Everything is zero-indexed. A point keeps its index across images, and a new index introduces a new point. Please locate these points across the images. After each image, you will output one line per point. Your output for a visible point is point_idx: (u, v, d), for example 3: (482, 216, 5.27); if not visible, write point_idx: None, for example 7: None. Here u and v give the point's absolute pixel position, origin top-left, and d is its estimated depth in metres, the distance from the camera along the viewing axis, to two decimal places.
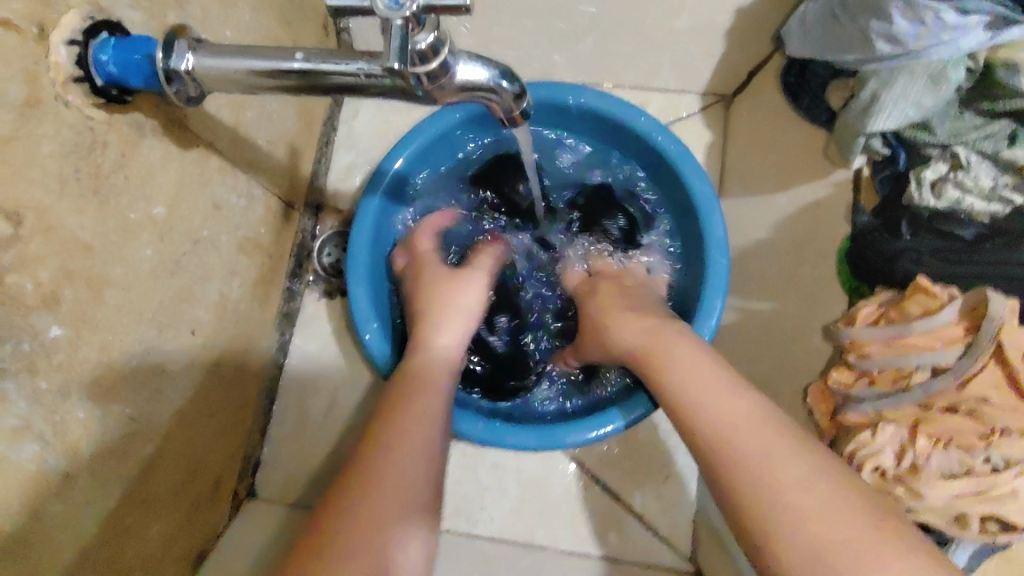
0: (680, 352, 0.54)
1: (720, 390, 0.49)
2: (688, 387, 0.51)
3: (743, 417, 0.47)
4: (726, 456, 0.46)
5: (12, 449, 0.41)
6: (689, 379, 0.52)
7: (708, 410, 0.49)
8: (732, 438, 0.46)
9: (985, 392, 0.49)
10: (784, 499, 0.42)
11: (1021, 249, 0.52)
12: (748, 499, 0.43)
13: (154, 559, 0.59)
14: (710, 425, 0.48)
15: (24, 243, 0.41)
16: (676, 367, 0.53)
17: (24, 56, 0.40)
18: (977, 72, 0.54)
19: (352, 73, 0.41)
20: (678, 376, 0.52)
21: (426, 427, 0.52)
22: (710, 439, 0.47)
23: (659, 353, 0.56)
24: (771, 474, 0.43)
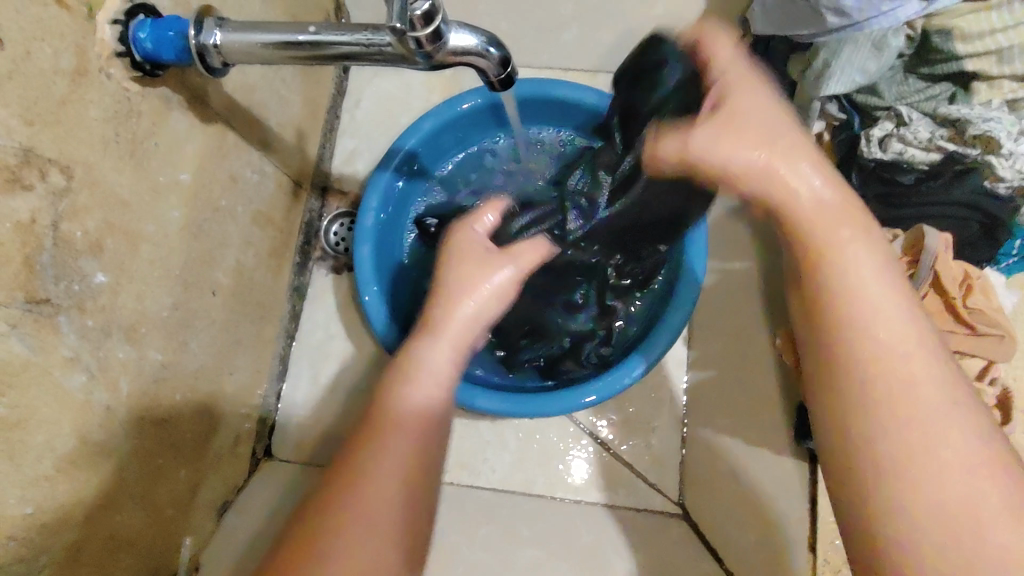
0: (853, 243, 0.43)
1: (889, 306, 0.41)
2: (861, 290, 0.41)
3: (919, 350, 0.40)
4: (894, 383, 0.39)
5: (64, 377, 0.48)
6: (865, 278, 0.41)
7: (878, 324, 0.40)
8: (900, 366, 0.39)
9: (925, 318, 0.66)
10: (935, 447, 0.37)
11: (954, 187, 0.67)
12: (884, 433, 0.38)
13: (183, 499, 0.65)
14: (876, 346, 0.40)
15: (75, 194, 0.48)
16: (848, 259, 0.42)
17: (76, 33, 0.47)
18: (915, 39, 0.68)
19: (358, 42, 0.48)
20: (850, 268, 0.42)
21: (391, 478, 0.44)
22: (867, 352, 0.39)
23: (835, 235, 0.43)
24: (939, 422, 0.37)
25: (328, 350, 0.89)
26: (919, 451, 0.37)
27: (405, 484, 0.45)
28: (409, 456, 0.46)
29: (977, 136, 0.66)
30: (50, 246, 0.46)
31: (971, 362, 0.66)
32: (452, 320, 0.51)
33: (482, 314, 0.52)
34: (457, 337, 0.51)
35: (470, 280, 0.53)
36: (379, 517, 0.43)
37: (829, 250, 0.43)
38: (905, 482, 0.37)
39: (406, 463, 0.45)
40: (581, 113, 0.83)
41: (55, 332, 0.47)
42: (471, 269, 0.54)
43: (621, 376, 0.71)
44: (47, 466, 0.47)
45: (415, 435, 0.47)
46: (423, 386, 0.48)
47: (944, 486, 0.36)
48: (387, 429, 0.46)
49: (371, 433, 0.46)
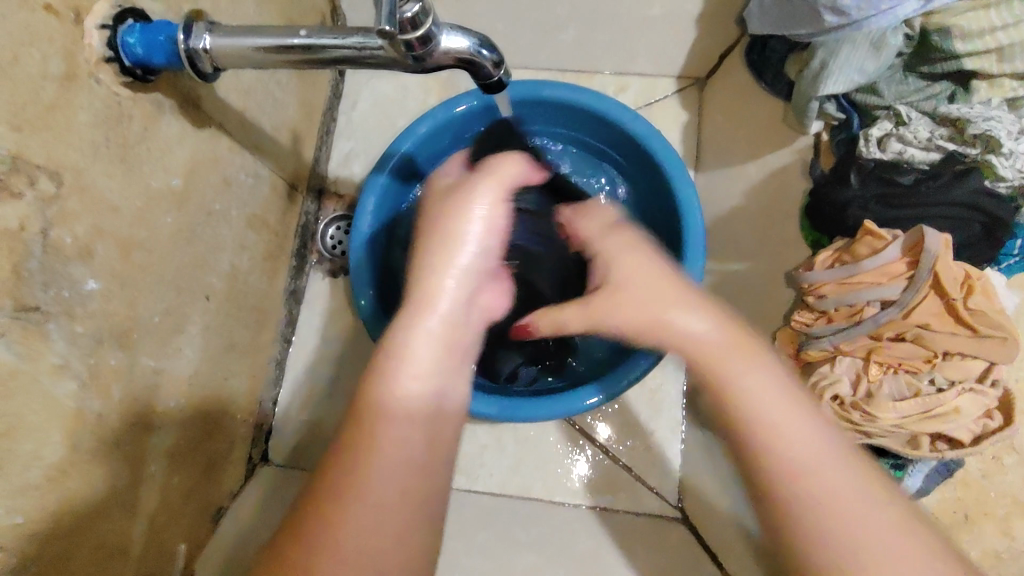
0: (746, 361, 0.42)
1: (792, 428, 0.39)
2: (759, 414, 0.40)
3: (824, 451, 0.38)
4: (806, 506, 0.37)
5: (53, 385, 0.47)
6: (762, 393, 0.40)
7: (778, 434, 0.39)
8: (803, 479, 0.37)
9: (926, 319, 0.65)
10: (876, 571, 0.35)
11: (953, 188, 0.66)
12: (819, 564, 0.36)
13: (177, 507, 0.64)
14: (774, 460, 0.38)
15: (64, 201, 0.47)
16: (744, 383, 0.41)
17: (64, 37, 0.46)
18: (914, 37, 0.68)
19: (350, 46, 0.47)
20: (747, 394, 0.40)
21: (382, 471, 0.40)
22: (783, 478, 0.38)
23: (728, 363, 0.42)
24: (876, 537, 0.36)
25: (325, 354, 0.88)
26: (858, 569, 0.35)
27: (399, 474, 0.40)
28: (403, 449, 0.41)
29: (977, 135, 0.66)
30: (39, 253, 0.45)
31: (973, 364, 0.65)
32: (425, 288, 0.47)
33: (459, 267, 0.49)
34: (433, 302, 0.47)
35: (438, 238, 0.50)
36: (366, 537, 0.37)
37: (721, 367, 0.42)
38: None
39: (394, 459, 0.40)
40: (573, 113, 0.83)
41: (44, 340, 0.46)
42: (464, 212, 0.52)
43: (620, 381, 0.71)
44: (37, 475, 0.46)
45: (399, 425, 0.41)
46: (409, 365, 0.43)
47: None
48: (376, 421, 0.41)
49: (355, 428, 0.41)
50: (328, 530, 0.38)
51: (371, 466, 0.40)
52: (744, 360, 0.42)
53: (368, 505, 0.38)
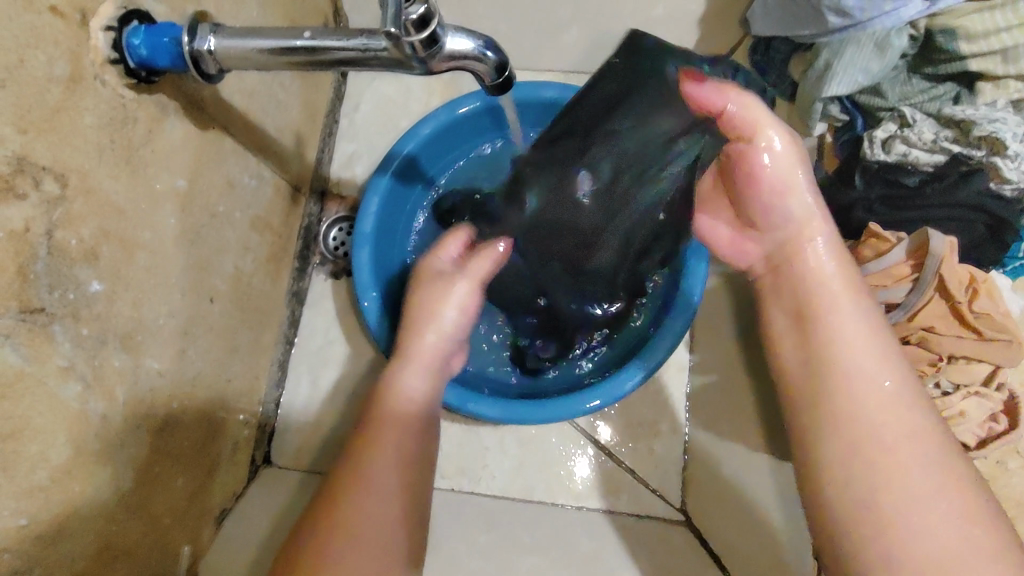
0: (850, 311, 0.54)
1: (869, 370, 0.51)
2: (837, 349, 0.52)
3: (896, 402, 0.49)
4: (858, 418, 0.49)
5: (59, 386, 0.47)
6: (850, 333, 0.52)
7: (851, 375, 0.51)
8: (890, 415, 0.49)
9: (931, 322, 0.65)
10: (905, 486, 0.46)
11: (957, 191, 0.66)
12: (854, 473, 0.48)
13: (182, 507, 0.64)
14: (852, 394, 0.50)
15: (69, 203, 0.48)
16: (835, 319, 0.54)
17: (70, 40, 0.46)
18: (918, 38, 0.68)
19: (354, 47, 0.48)
20: (837, 334, 0.53)
21: (383, 467, 0.55)
22: (870, 399, 0.49)
23: (830, 308, 0.54)
24: (912, 473, 0.46)
25: (328, 355, 0.88)
26: (888, 490, 0.46)
27: (397, 474, 0.55)
28: (397, 451, 0.56)
29: (982, 137, 0.65)
30: (44, 255, 0.46)
31: (977, 368, 0.65)
32: (419, 347, 0.63)
33: (444, 336, 0.64)
34: (426, 359, 0.63)
35: (432, 313, 0.64)
36: (364, 521, 0.51)
37: (819, 315, 0.54)
38: (876, 519, 0.46)
39: (392, 456, 0.56)
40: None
41: (50, 341, 0.47)
42: (445, 295, 0.65)
43: (628, 380, 0.71)
44: (43, 476, 0.47)
45: (397, 433, 0.57)
46: (408, 382, 0.61)
47: (916, 517, 0.45)
48: (382, 422, 0.57)
49: (367, 438, 0.56)
50: (346, 515, 0.52)
51: (372, 468, 0.54)
52: (849, 303, 0.54)
53: (366, 500, 0.52)
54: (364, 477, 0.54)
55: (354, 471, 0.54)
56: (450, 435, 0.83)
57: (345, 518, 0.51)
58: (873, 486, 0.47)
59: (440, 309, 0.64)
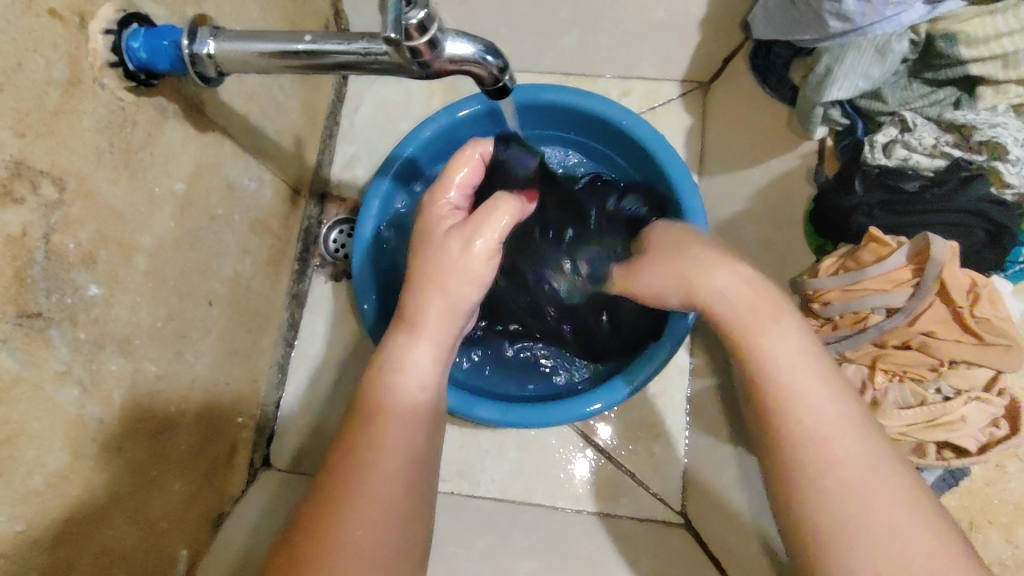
0: (778, 332, 0.47)
1: (813, 386, 0.45)
2: (784, 370, 0.46)
3: (843, 433, 0.43)
4: (813, 464, 0.43)
5: (56, 391, 0.47)
6: (787, 363, 0.46)
7: (799, 415, 0.44)
8: (839, 453, 0.43)
9: (931, 327, 0.65)
10: (873, 536, 0.40)
11: (956, 196, 0.66)
12: (821, 528, 0.41)
13: (179, 512, 0.64)
14: (798, 441, 0.44)
15: (67, 206, 0.47)
16: (771, 345, 0.47)
17: (68, 43, 0.46)
18: (919, 43, 0.67)
19: (355, 51, 0.47)
20: (777, 368, 0.46)
21: (389, 469, 0.47)
22: (807, 427, 0.44)
23: (759, 331, 0.47)
24: (875, 515, 0.41)
25: (327, 358, 0.88)
26: (852, 542, 0.40)
27: (411, 463, 0.48)
28: (401, 450, 0.48)
29: (983, 142, 0.65)
30: (41, 259, 0.45)
31: (978, 372, 0.65)
32: (426, 318, 0.52)
33: (460, 304, 0.52)
34: (437, 333, 0.52)
35: (443, 274, 0.52)
36: (370, 536, 0.44)
37: (753, 354, 0.47)
38: (854, 574, 0.40)
39: (397, 450, 0.48)
40: (572, 116, 0.83)
41: (47, 346, 0.46)
42: (454, 268, 0.52)
43: (625, 383, 0.71)
44: (39, 481, 0.46)
45: (406, 426, 0.49)
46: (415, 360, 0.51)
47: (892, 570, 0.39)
48: (390, 416, 0.49)
49: (358, 438, 0.47)
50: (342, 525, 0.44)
51: (374, 463, 0.46)
52: (777, 324, 0.48)
53: (371, 505, 0.45)
54: (366, 483, 0.46)
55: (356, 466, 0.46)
56: (450, 438, 0.83)
57: (344, 530, 0.44)
58: (822, 520, 0.41)
59: (459, 277, 0.52)
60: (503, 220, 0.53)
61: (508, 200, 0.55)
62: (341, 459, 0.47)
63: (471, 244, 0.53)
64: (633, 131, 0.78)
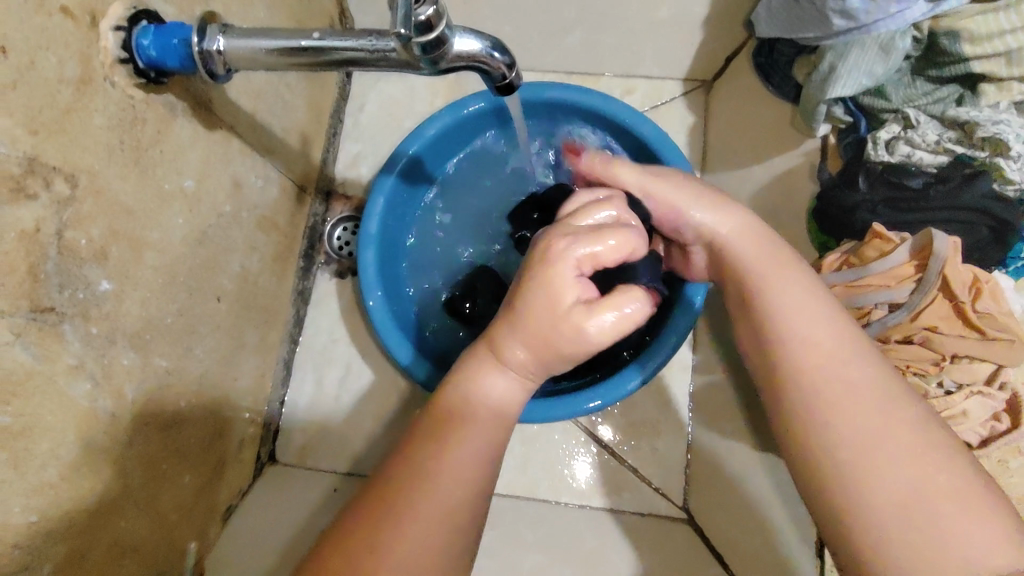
0: (788, 282, 0.51)
1: (822, 329, 0.48)
2: (794, 314, 0.49)
3: (852, 362, 0.47)
4: (818, 385, 0.46)
5: (69, 385, 0.48)
6: (796, 306, 0.49)
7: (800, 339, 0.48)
8: (841, 377, 0.46)
9: (933, 322, 0.65)
10: (873, 449, 0.44)
11: (961, 192, 0.67)
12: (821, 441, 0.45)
13: (188, 505, 0.64)
14: (801, 363, 0.47)
15: (79, 203, 0.48)
16: (783, 293, 0.50)
17: (80, 41, 0.47)
18: (922, 41, 0.68)
19: (364, 48, 0.48)
20: (781, 303, 0.50)
21: (459, 482, 0.47)
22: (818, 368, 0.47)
23: (772, 282, 0.51)
24: (877, 432, 0.44)
25: (332, 354, 0.89)
26: (856, 454, 0.44)
27: (476, 483, 0.48)
28: (469, 468, 0.48)
29: (986, 138, 0.66)
30: (54, 255, 0.46)
31: (982, 368, 0.65)
32: (516, 357, 0.49)
33: (552, 363, 0.49)
34: (522, 376, 0.50)
35: (551, 331, 0.47)
36: (422, 537, 0.44)
37: (762, 289, 0.51)
38: (851, 479, 0.44)
39: (466, 472, 0.47)
40: (577, 114, 0.83)
41: (60, 340, 0.47)
42: (564, 335, 0.47)
43: (630, 379, 0.71)
44: (52, 473, 0.47)
45: (482, 442, 0.48)
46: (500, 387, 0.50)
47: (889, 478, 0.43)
48: (462, 422, 0.49)
49: (434, 445, 0.48)
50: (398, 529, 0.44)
51: (437, 479, 0.46)
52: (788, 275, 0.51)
53: (413, 525, 0.45)
54: (422, 496, 0.46)
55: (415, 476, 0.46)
56: None
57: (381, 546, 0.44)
58: (827, 448, 0.45)
59: (567, 357, 0.48)
60: (625, 308, 0.47)
61: (643, 297, 0.49)
62: (410, 464, 0.47)
63: (585, 319, 0.47)
64: (636, 128, 0.78)
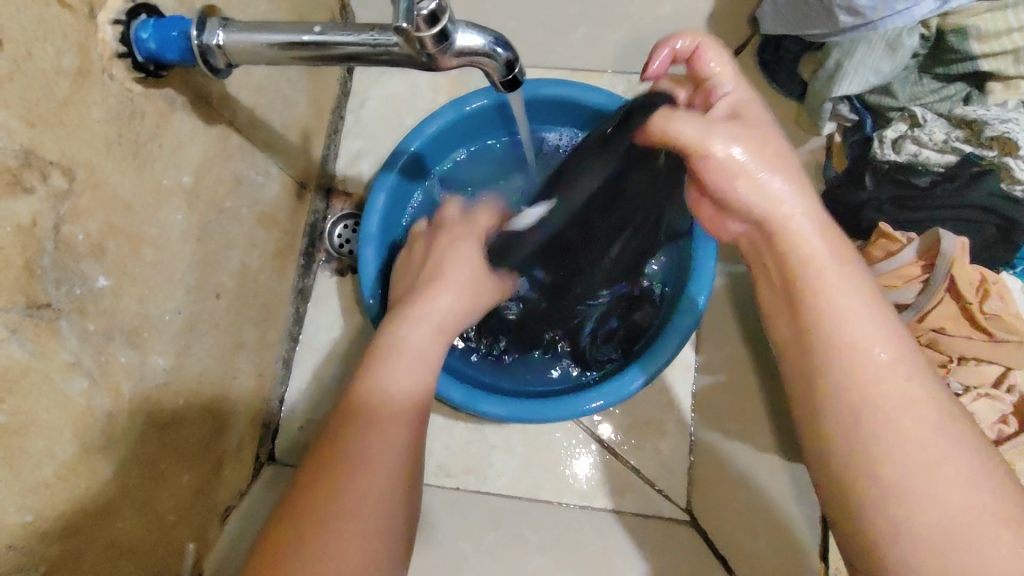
0: (836, 276, 0.45)
1: (874, 329, 0.43)
2: (844, 316, 0.44)
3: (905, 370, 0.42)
4: (869, 391, 0.42)
5: (66, 382, 0.47)
6: (847, 304, 0.44)
7: (853, 343, 0.43)
8: (899, 386, 0.42)
9: (940, 323, 0.65)
10: (935, 465, 0.39)
11: (967, 191, 0.67)
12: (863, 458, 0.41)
13: (187, 505, 0.64)
14: (851, 374, 0.42)
15: (76, 197, 0.47)
16: (831, 289, 0.45)
17: (78, 33, 0.46)
18: (930, 38, 0.67)
19: (365, 41, 0.47)
20: (836, 297, 0.45)
21: (381, 459, 0.48)
22: (863, 371, 0.42)
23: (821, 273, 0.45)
24: (939, 454, 0.40)
25: (332, 353, 0.88)
26: (909, 476, 0.40)
27: (393, 459, 0.49)
28: (389, 449, 0.49)
29: (993, 137, 0.65)
30: (51, 250, 0.45)
31: (986, 370, 0.65)
32: (419, 313, 0.57)
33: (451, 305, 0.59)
34: (431, 331, 0.57)
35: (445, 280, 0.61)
36: (358, 512, 0.46)
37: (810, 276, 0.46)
38: (881, 493, 0.40)
39: (388, 454, 0.49)
40: (578, 111, 0.83)
41: (56, 336, 0.46)
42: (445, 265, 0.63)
43: (629, 379, 0.70)
44: (48, 472, 0.46)
45: (399, 428, 0.51)
46: (404, 365, 0.54)
47: (938, 509, 0.39)
48: (370, 417, 0.50)
49: (358, 424, 0.50)
50: (329, 509, 0.45)
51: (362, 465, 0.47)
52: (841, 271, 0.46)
53: (353, 510, 0.45)
54: (347, 481, 0.47)
55: (344, 454, 0.48)
56: (455, 432, 0.82)
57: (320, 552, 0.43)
58: (862, 457, 0.41)
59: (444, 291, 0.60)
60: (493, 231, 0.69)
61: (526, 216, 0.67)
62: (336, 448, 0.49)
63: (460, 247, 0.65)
64: None
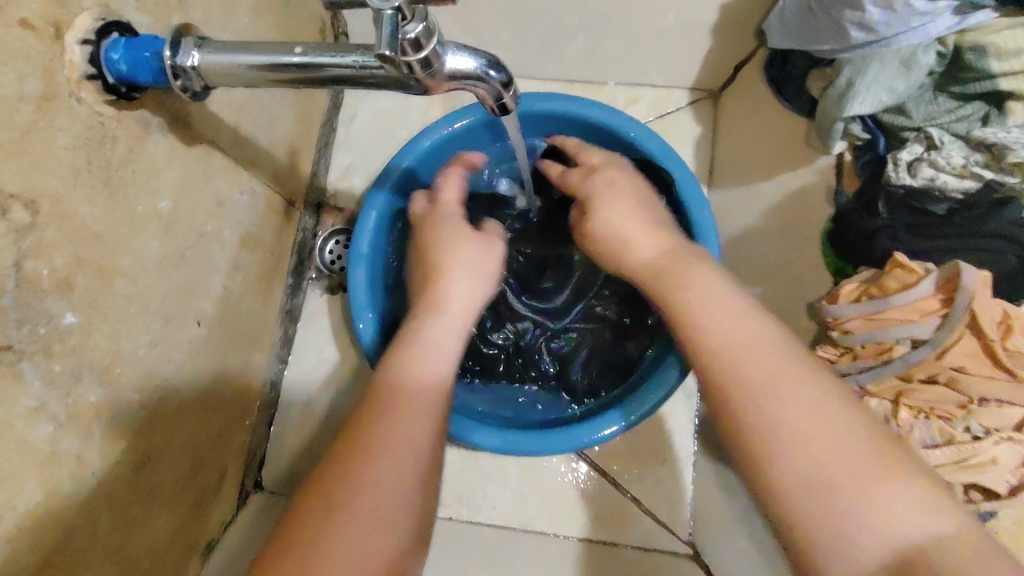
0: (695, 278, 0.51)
1: (730, 315, 0.47)
2: (701, 309, 0.48)
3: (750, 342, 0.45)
4: (726, 369, 0.44)
5: (29, 428, 0.44)
6: (696, 298, 0.49)
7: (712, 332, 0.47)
8: (744, 361, 0.44)
9: (960, 360, 0.62)
10: (782, 422, 0.41)
11: (987, 220, 0.63)
12: (747, 434, 0.42)
13: (161, 550, 0.61)
14: (709, 359, 0.46)
15: (40, 230, 0.44)
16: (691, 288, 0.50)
17: (42, 55, 0.43)
18: (946, 55, 0.64)
19: (349, 65, 0.44)
20: (694, 298, 0.49)
21: (406, 444, 0.48)
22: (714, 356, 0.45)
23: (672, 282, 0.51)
24: (789, 415, 0.41)
25: (322, 376, 0.85)
26: (785, 442, 0.40)
27: (421, 444, 0.48)
28: (410, 431, 0.48)
29: (1015, 163, 0.63)
30: (11, 289, 0.42)
31: (1010, 411, 0.61)
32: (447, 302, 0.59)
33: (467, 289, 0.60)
34: (458, 315, 0.59)
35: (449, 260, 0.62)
36: (373, 519, 0.44)
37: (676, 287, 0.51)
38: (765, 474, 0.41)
39: (407, 442, 0.48)
40: (576, 127, 0.79)
41: (18, 380, 0.43)
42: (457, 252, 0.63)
43: (628, 409, 0.67)
44: (8, 527, 0.43)
45: (423, 410, 0.50)
46: (439, 334, 0.56)
47: (796, 469, 0.39)
48: (401, 396, 0.50)
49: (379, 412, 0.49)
50: (333, 521, 0.43)
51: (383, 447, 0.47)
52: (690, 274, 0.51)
53: (364, 514, 0.44)
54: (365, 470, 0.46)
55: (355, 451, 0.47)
56: (450, 460, 0.80)
57: None
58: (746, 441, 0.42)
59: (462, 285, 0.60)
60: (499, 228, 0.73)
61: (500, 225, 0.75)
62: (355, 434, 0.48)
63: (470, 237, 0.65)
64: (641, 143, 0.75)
